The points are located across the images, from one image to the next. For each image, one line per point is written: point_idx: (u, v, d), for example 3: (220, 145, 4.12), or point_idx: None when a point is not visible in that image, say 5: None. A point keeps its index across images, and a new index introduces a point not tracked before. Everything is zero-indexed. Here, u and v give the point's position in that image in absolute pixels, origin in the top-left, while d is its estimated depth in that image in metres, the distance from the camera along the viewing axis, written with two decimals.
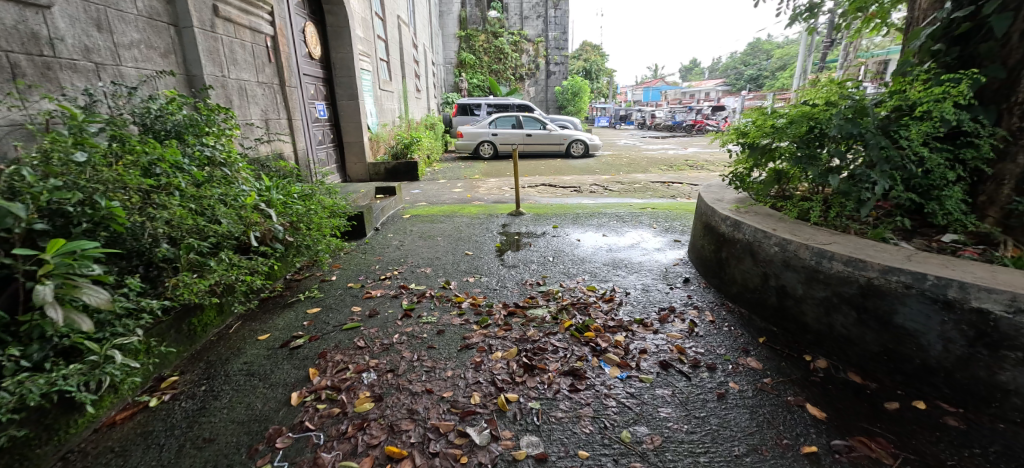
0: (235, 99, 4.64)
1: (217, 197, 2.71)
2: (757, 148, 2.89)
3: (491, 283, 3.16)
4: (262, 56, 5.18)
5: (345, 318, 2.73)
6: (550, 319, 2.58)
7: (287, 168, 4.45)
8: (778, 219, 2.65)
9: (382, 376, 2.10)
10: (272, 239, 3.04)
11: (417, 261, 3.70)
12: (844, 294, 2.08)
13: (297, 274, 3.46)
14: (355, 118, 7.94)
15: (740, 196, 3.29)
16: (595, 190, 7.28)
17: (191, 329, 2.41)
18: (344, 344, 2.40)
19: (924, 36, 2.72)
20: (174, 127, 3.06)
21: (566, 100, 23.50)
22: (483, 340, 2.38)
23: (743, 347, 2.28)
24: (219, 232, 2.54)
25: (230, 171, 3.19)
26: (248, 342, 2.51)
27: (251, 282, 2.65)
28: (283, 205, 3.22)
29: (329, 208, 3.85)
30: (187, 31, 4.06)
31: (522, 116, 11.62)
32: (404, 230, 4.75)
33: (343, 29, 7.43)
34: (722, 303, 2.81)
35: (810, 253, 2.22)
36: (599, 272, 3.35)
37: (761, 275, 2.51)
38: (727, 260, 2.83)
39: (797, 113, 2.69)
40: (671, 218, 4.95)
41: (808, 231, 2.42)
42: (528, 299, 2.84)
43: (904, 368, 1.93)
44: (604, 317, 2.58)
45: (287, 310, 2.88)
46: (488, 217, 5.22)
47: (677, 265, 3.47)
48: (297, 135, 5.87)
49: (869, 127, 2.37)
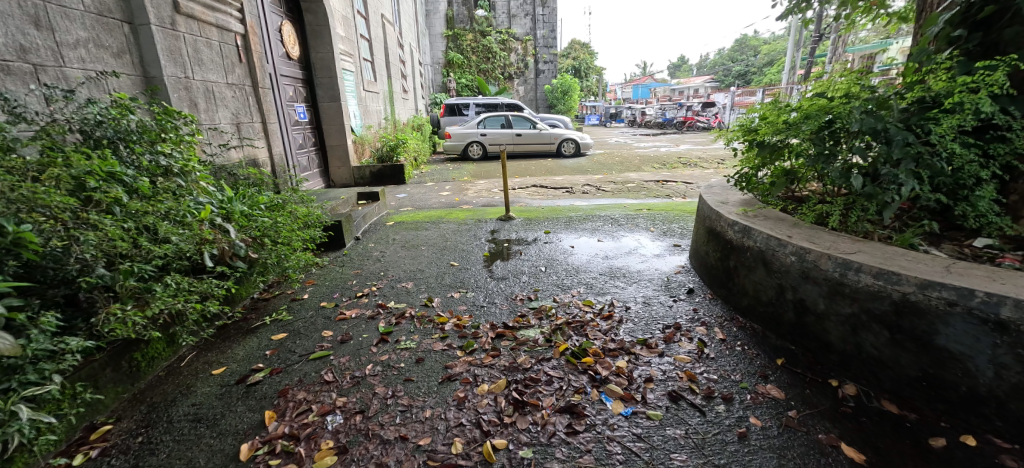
0: (201, 102, 4.30)
1: (165, 212, 2.40)
2: (766, 146, 2.62)
3: (478, 299, 2.87)
4: (231, 56, 4.84)
5: (313, 345, 2.43)
6: (544, 341, 2.30)
7: (258, 176, 4.13)
8: (791, 224, 2.40)
9: (349, 419, 1.82)
10: (233, 257, 2.69)
11: (398, 275, 3.40)
12: (874, 312, 1.83)
13: (265, 292, 3.15)
14: (337, 120, 7.60)
15: (746, 198, 3.03)
16: (587, 191, 7.01)
17: (133, 366, 2.12)
18: (309, 379, 2.11)
19: (942, 22, 2.50)
20: (119, 133, 2.73)
21: (555, 99, 23.22)
22: (468, 370, 2.10)
23: (761, 371, 2.03)
24: (166, 252, 2.23)
25: (185, 181, 2.87)
26: (200, 378, 2.22)
27: (204, 308, 2.34)
28: (246, 218, 2.90)
29: (302, 219, 3.55)
30: (143, 29, 3.72)
31: (511, 116, 11.34)
32: (386, 239, 4.45)
33: (322, 28, 7.10)
34: (731, 316, 2.56)
35: (832, 264, 1.98)
36: (595, 283, 3.08)
37: (776, 287, 2.27)
38: (736, 270, 2.58)
39: (812, 106, 2.44)
40: (669, 220, 4.69)
41: (828, 238, 2.17)
42: (518, 318, 2.56)
43: (948, 396, 1.68)
44: (602, 338, 2.32)
45: (250, 337, 2.58)
46: (477, 223, 4.94)
47: (679, 273, 3.21)
48: (273, 139, 5.53)
49: (893, 121, 2.13)
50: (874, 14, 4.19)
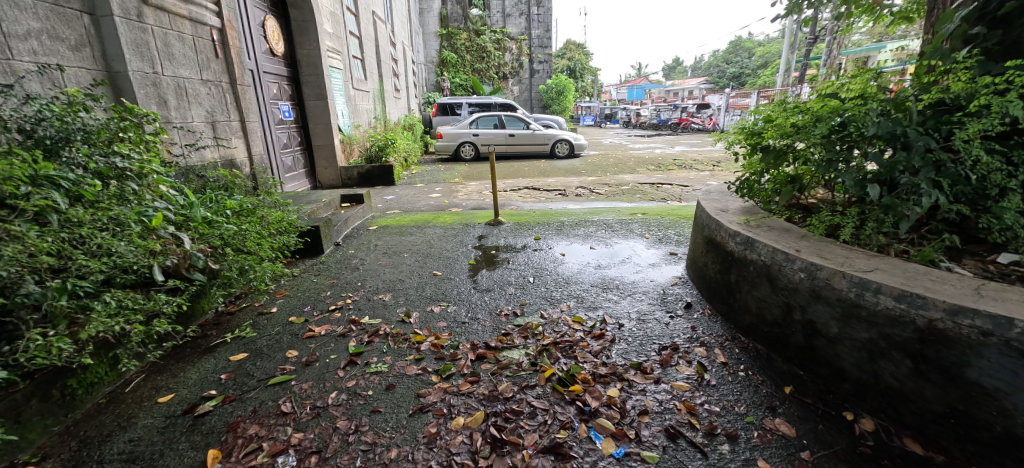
0: (172, 99, 4.03)
1: (109, 222, 2.15)
2: (771, 151, 2.42)
3: (459, 315, 2.65)
4: (206, 51, 4.57)
5: (275, 368, 2.20)
6: (528, 365, 2.09)
7: (229, 177, 3.87)
8: (798, 236, 2.21)
9: (305, 460, 1.60)
10: (190, 269, 2.44)
11: (376, 286, 3.18)
12: (895, 338, 1.66)
13: (230, 305, 2.91)
14: (323, 118, 7.33)
15: (747, 205, 2.84)
16: (581, 194, 6.82)
17: (67, 395, 1.87)
18: (265, 409, 1.89)
19: (959, 19, 2.32)
20: (61, 132, 2.45)
21: (550, 99, 23.06)
22: (442, 400, 1.88)
23: (768, 402, 1.84)
24: (105, 266, 1.97)
25: (139, 185, 2.62)
26: (144, 407, 1.98)
27: (152, 328, 2.09)
28: (208, 225, 2.67)
29: (274, 225, 3.31)
30: (106, 21, 3.47)
31: (504, 116, 11.09)
32: (368, 245, 4.21)
33: (308, 24, 6.82)
34: (733, 336, 2.36)
35: (847, 284, 1.80)
36: (586, 296, 2.86)
37: (782, 306, 2.08)
38: (737, 285, 2.39)
39: (822, 108, 2.24)
40: (664, 226, 4.50)
41: (840, 253, 1.98)
42: (502, 337, 2.34)
43: (979, 436, 1.51)
44: (593, 362, 2.11)
45: (207, 357, 2.34)
46: (464, 227, 4.71)
47: (675, 286, 3.00)
48: (252, 138, 5.23)
49: (913, 125, 1.94)
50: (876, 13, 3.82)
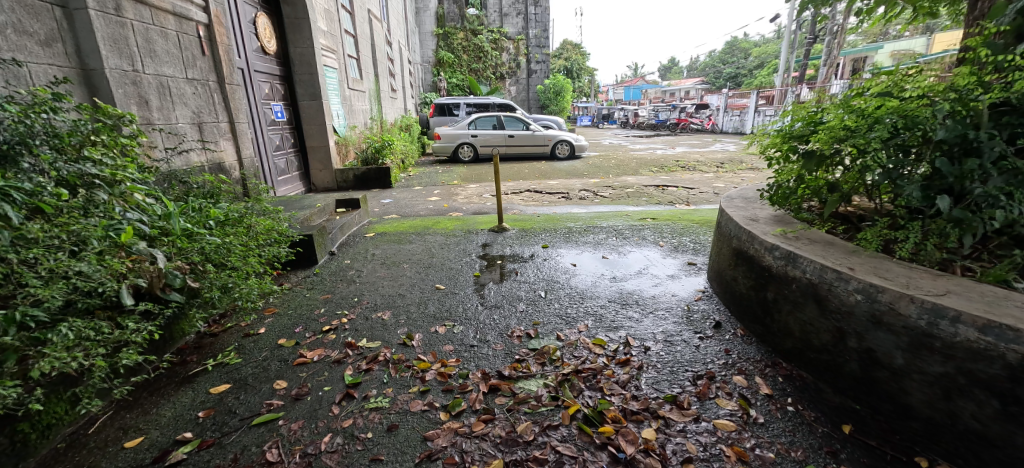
0: (153, 98, 3.76)
1: (69, 239, 1.90)
2: (813, 156, 2.19)
3: (467, 337, 2.40)
4: (192, 48, 4.29)
5: (260, 403, 1.95)
6: (550, 400, 1.86)
7: (215, 183, 3.60)
8: (848, 252, 1.97)
9: None
10: (166, 288, 2.21)
11: (375, 301, 2.93)
12: (978, 375, 1.43)
13: (213, 326, 2.66)
14: (317, 119, 7.03)
15: (778, 214, 2.60)
16: (585, 197, 6.61)
17: (19, 442, 1.60)
18: (247, 458, 1.64)
19: (1013, 11, 1.99)
20: (16, 136, 2.14)
21: (548, 99, 22.79)
22: (453, 444, 1.64)
23: (828, 446, 1.62)
24: (63, 290, 1.72)
25: (108, 194, 2.36)
26: (108, 454, 1.72)
27: (119, 359, 1.83)
28: (188, 238, 2.41)
29: (263, 235, 3.06)
30: (80, 14, 3.20)
31: (504, 116, 10.84)
32: (365, 254, 3.96)
33: (302, 21, 6.53)
34: (773, 361, 2.13)
35: (917, 310, 1.56)
36: (605, 314, 2.62)
37: (833, 331, 1.85)
38: (776, 305, 2.15)
39: (876, 108, 2.00)
40: (678, 232, 4.27)
41: (901, 272, 1.75)
42: (516, 365, 2.10)
43: None
44: (622, 395, 1.87)
45: (184, 390, 2.08)
46: (466, 234, 4.46)
47: (699, 301, 2.77)
48: (242, 141, 4.94)
49: (985, 128, 1.73)
50: (895, 17, 3.48)
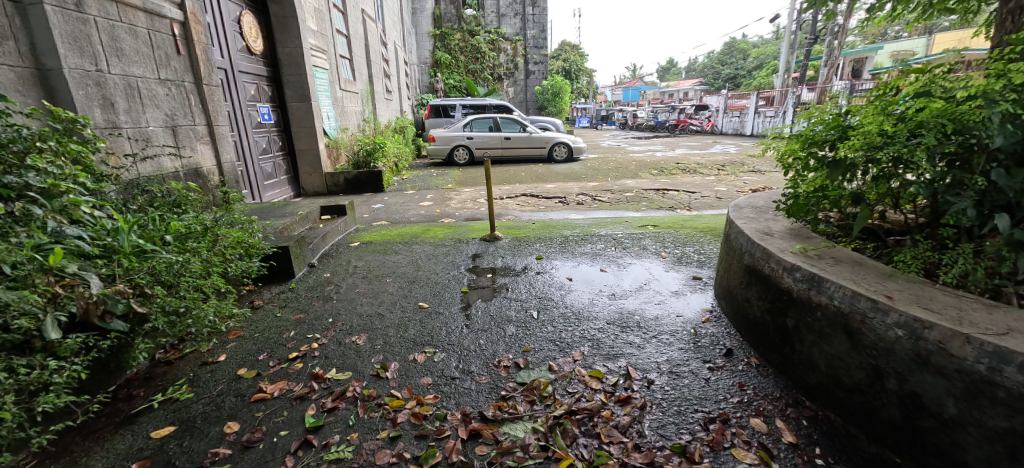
0: (120, 100, 3.50)
1: None
2: (841, 164, 1.92)
3: (448, 367, 2.14)
4: (165, 47, 4.00)
5: (205, 452, 1.69)
6: (539, 451, 1.60)
7: (184, 190, 3.33)
8: (884, 276, 1.70)
9: None
10: (107, 316, 1.92)
11: (351, 322, 2.67)
12: None
13: (169, 352, 2.40)
14: (304, 121, 6.76)
15: (795, 227, 2.34)
16: (583, 201, 6.35)
17: None
18: None
19: None
20: None
21: (545, 101, 22.07)
22: None
23: None
24: None
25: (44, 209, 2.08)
26: None
27: (37, 404, 1.56)
28: (136, 257, 2.14)
29: (229, 249, 2.79)
30: (35, 10, 2.94)
31: (501, 118, 10.57)
32: (346, 267, 3.70)
33: (289, 19, 6.25)
34: (794, 399, 1.88)
35: (974, 352, 1.30)
36: (603, 339, 2.36)
37: (868, 369, 1.59)
38: (797, 333, 1.90)
39: (918, 111, 1.74)
40: (681, 241, 4.01)
41: (950, 303, 1.48)
42: (501, 404, 1.84)
43: None
44: (623, 444, 1.62)
45: (122, 434, 1.82)
46: (456, 244, 4.20)
47: (707, 323, 2.51)
48: (222, 144, 4.66)
49: None
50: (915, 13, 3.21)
